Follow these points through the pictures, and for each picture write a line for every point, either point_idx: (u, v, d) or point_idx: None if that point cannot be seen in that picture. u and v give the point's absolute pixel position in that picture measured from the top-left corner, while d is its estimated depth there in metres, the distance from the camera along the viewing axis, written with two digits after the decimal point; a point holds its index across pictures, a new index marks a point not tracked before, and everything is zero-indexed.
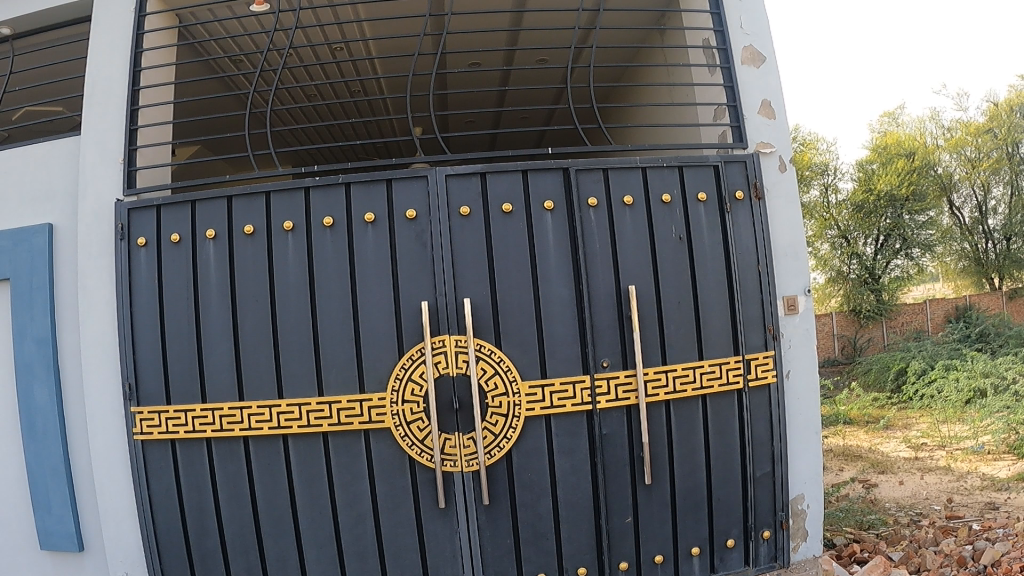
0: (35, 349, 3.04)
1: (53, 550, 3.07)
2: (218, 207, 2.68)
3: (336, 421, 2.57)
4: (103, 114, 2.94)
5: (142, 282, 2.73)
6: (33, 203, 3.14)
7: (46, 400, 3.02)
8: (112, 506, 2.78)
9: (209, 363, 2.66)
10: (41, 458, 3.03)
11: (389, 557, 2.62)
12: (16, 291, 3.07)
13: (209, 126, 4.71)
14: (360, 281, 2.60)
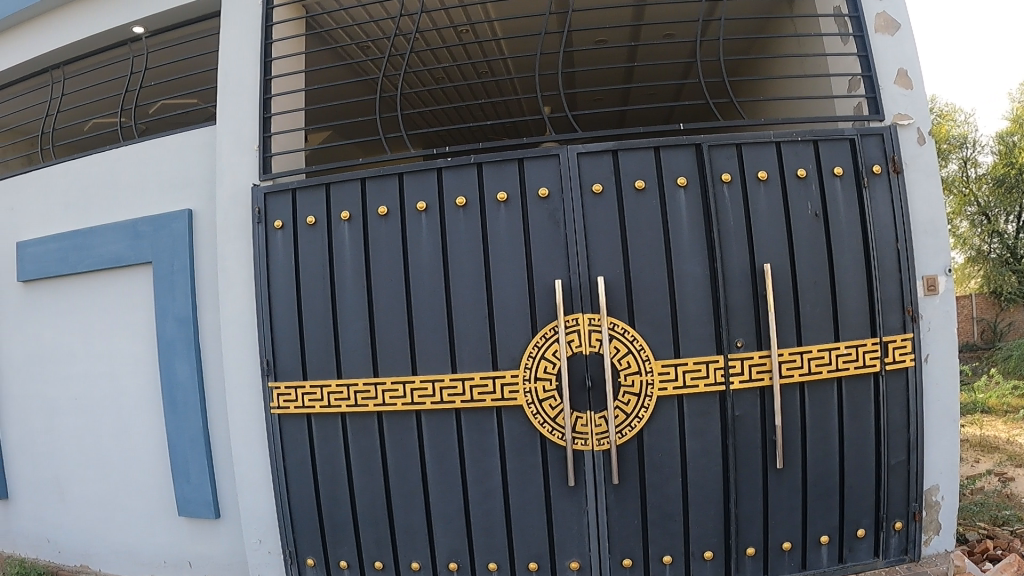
0: (177, 328, 3.18)
1: (191, 516, 3.22)
2: (351, 188, 2.73)
3: (470, 398, 2.59)
4: (238, 102, 3.05)
5: (279, 262, 2.82)
6: (173, 190, 3.28)
7: (188, 375, 3.16)
8: (248, 476, 2.90)
9: (345, 340, 2.72)
10: (182, 429, 3.18)
11: (517, 534, 2.63)
12: (159, 270, 3.23)
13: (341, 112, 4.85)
14: (493, 258, 2.61)
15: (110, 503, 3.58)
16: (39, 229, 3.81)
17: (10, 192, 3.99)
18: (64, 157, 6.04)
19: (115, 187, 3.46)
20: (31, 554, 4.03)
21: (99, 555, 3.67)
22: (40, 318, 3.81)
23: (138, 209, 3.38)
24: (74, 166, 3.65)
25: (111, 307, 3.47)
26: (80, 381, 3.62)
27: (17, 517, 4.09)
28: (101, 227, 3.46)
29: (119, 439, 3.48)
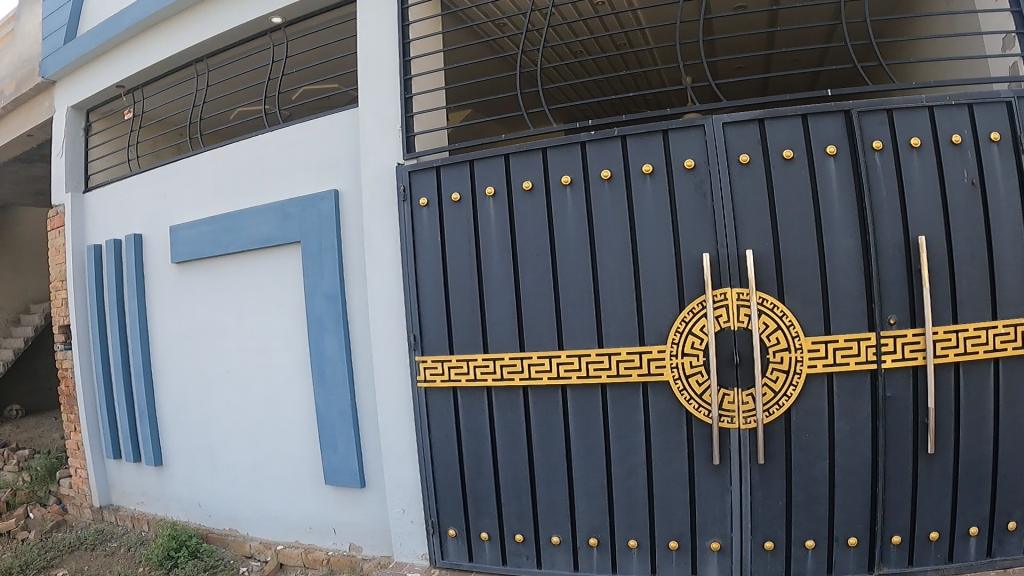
0: (325, 304, 3.32)
1: (337, 485, 3.37)
2: (496, 164, 2.80)
3: (615, 372, 2.61)
4: (379, 85, 3.13)
5: (426, 238, 2.91)
6: (320, 172, 3.40)
7: (336, 349, 3.30)
8: (393, 447, 3.03)
9: (491, 314, 2.79)
10: (330, 401, 3.33)
11: (658, 512, 2.63)
12: (308, 250, 3.37)
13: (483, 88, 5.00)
14: (640, 231, 2.61)
15: (260, 471, 3.77)
16: (192, 211, 4.03)
17: (164, 178, 4.23)
18: (209, 145, 6.36)
19: (263, 171, 3.62)
20: (185, 517, 4.31)
21: (249, 521, 3.89)
22: (195, 297, 4.03)
23: (287, 191, 3.53)
24: (224, 152, 3.83)
25: (262, 285, 3.65)
26: (233, 356, 3.83)
27: (172, 483, 4.37)
28: (251, 209, 3.63)
29: (270, 411, 3.67)
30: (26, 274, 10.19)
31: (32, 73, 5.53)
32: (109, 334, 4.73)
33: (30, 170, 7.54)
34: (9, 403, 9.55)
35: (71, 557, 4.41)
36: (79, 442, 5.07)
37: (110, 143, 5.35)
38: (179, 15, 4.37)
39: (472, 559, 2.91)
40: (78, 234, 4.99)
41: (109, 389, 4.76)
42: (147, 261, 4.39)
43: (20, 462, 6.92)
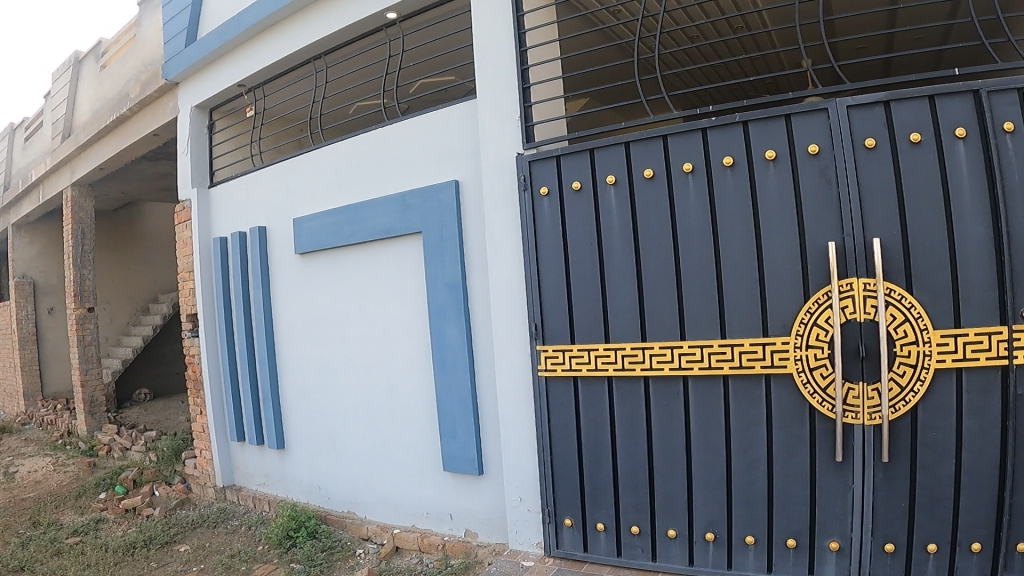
0: (447, 293, 3.38)
1: (455, 471, 3.43)
2: (616, 153, 2.80)
3: (738, 364, 2.56)
4: (497, 76, 3.15)
5: (546, 226, 2.95)
6: (440, 164, 3.46)
7: (458, 337, 3.35)
8: (512, 434, 3.08)
9: (613, 303, 2.81)
10: (451, 389, 3.39)
11: (776, 508, 2.57)
12: (429, 239, 3.44)
13: (600, 75, 5.04)
14: (763, 219, 2.55)
15: (379, 456, 3.88)
16: (314, 204, 4.16)
17: (286, 172, 4.38)
18: (329, 140, 6.55)
19: (384, 163, 3.71)
20: (305, 500, 4.46)
21: (366, 505, 4.00)
22: (318, 286, 4.17)
23: (407, 182, 3.60)
24: (344, 145, 3.93)
25: (384, 274, 3.75)
26: (355, 344, 3.95)
27: (293, 466, 4.54)
28: (372, 200, 3.73)
29: (391, 397, 3.76)
30: (153, 265, 10.72)
31: (156, 75, 5.82)
32: (235, 322, 4.94)
33: (157, 167, 7.93)
34: (137, 387, 10.11)
35: (194, 534, 4.64)
36: (203, 425, 5.31)
37: (234, 139, 5.56)
38: (299, 13, 4.50)
39: (587, 549, 2.92)
40: (204, 228, 5.21)
41: (234, 375, 4.96)
42: (271, 253, 4.55)
43: (148, 442, 7.32)
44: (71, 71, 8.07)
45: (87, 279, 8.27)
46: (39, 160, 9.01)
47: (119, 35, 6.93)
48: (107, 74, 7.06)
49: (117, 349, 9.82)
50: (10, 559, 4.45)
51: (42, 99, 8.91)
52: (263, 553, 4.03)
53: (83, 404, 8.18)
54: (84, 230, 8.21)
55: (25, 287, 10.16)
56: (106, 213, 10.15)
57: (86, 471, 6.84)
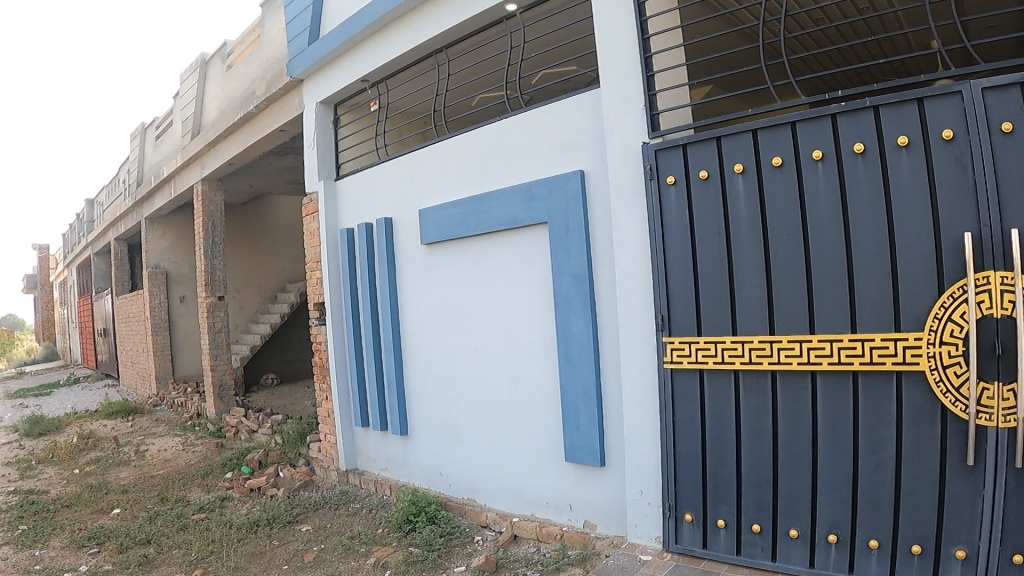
0: (572, 283, 3.39)
1: (577, 462, 3.44)
2: (743, 140, 2.73)
3: (868, 360, 2.46)
4: (621, 65, 3.12)
5: (673, 216, 2.94)
6: (564, 154, 3.46)
7: (583, 328, 3.35)
8: (634, 426, 3.10)
9: (741, 295, 2.76)
10: (575, 380, 3.40)
11: (902, 513, 2.43)
12: (554, 229, 3.45)
13: (720, 62, 4.98)
14: (896, 208, 2.43)
15: (501, 445, 3.92)
16: (438, 195, 4.24)
17: (411, 164, 4.47)
18: (452, 131, 6.67)
19: (507, 154, 3.74)
20: (426, 485, 4.56)
21: (486, 492, 4.06)
22: (444, 275, 4.24)
23: (531, 173, 3.63)
24: (468, 137, 3.99)
25: (509, 265, 3.78)
26: (480, 333, 4.00)
27: (416, 452, 4.64)
28: (496, 191, 3.77)
29: (514, 386, 3.80)
30: (279, 255, 11.16)
31: (282, 73, 6.04)
32: (361, 311, 5.08)
33: (283, 161, 8.25)
34: (265, 372, 10.56)
35: (315, 514, 4.82)
36: (328, 410, 5.48)
37: (360, 133, 5.70)
38: (419, 8, 4.56)
39: (705, 546, 2.86)
40: (331, 220, 5.38)
41: (361, 362, 5.10)
42: (397, 244, 4.66)
43: (274, 425, 7.63)
44: (197, 73, 8.47)
45: (217, 270, 8.70)
46: (171, 157, 9.51)
47: (243, 36, 7.21)
48: (234, 74, 7.37)
49: (246, 336, 10.29)
50: (137, 532, 4.81)
51: (174, 99, 9.38)
52: (383, 536, 4.15)
53: (213, 387, 8.60)
54: (215, 222, 8.61)
55: (158, 277, 10.79)
56: (235, 207, 10.61)
57: (213, 452, 7.18)
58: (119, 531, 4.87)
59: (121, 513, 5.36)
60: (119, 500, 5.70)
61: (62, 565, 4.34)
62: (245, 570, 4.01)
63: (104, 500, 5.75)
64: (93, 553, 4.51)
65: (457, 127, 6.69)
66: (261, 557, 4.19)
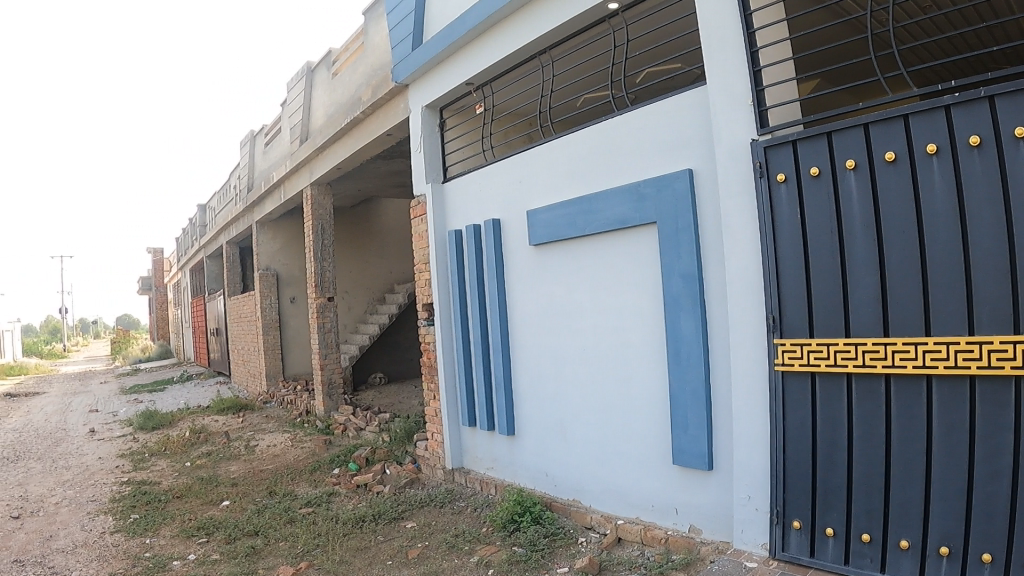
0: (682, 285, 3.35)
1: (684, 466, 3.40)
2: (855, 135, 2.64)
3: (987, 364, 2.33)
4: (728, 61, 3.07)
5: (784, 214, 2.87)
6: (671, 152, 3.43)
7: (693, 330, 3.31)
8: (745, 430, 3.05)
9: (854, 295, 2.67)
10: (683, 381, 3.37)
11: (1019, 527, 2.29)
12: (663, 230, 3.43)
13: (829, 54, 4.85)
14: (1015, 203, 2.29)
15: (608, 446, 3.91)
16: (546, 196, 4.26)
17: (518, 166, 4.50)
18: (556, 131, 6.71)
19: (615, 154, 3.73)
20: (532, 485, 4.58)
21: (592, 494, 4.05)
22: (553, 276, 4.25)
23: (637, 172, 3.61)
24: (575, 137, 4.00)
25: (617, 266, 3.77)
26: (588, 334, 4.00)
27: (522, 452, 4.67)
28: (605, 191, 3.76)
29: (622, 387, 3.78)
30: (387, 257, 11.41)
31: (387, 79, 6.18)
32: (469, 311, 5.14)
33: (390, 165, 8.44)
34: (373, 372, 10.81)
35: (420, 511, 4.91)
36: (435, 409, 5.57)
37: (466, 136, 5.77)
38: (521, 10, 4.59)
39: (813, 555, 2.80)
40: (439, 222, 5.46)
41: (468, 362, 5.17)
42: (505, 245, 4.70)
43: (381, 422, 7.80)
44: (304, 80, 8.74)
45: (327, 271, 8.96)
46: (280, 162, 9.85)
47: (348, 43, 7.41)
48: (340, 81, 7.57)
49: (354, 337, 10.56)
50: (245, 524, 5.01)
51: (282, 106, 9.70)
52: (487, 535, 4.19)
53: (322, 385, 8.86)
54: (324, 225, 8.86)
55: (269, 279, 11.22)
56: (345, 211, 10.96)
57: (322, 448, 7.41)
58: (228, 521, 5.09)
59: (230, 504, 5.59)
60: (229, 493, 5.95)
61: (172, 553, 4.56)
62: (350, 563, 4.12)
63: (213, 492, 6.01)
64: (203, 542, 4.72)
65: (562, 127, 6.70)
66: (365, 552, 4.30)
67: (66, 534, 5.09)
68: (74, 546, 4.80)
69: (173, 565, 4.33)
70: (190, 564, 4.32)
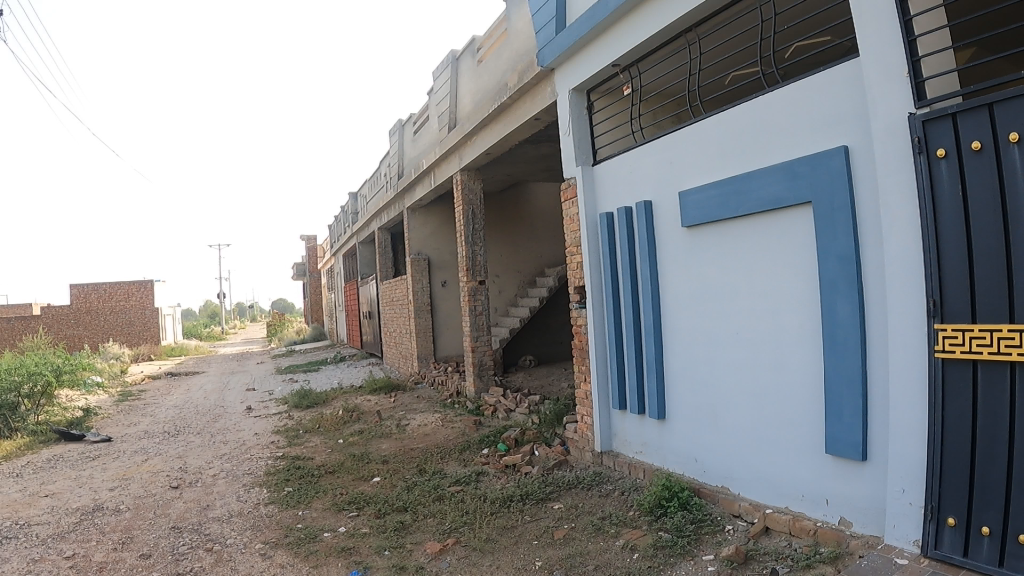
0: (839, 267, 3.26)
1: (837, 455, 3.31)
2: (1019, 106, 2.46)
3: None
4: (880, 32, 2.93)
5: (944, 192, 2.71)
6: (825, 128, 3.32)
7: (849, 314, 3.22)
8: (901, 420, 2.93)
9: (1019, 278, 2.49)
10: (839, 366, 3.28)
11: None
12: (819, 211, 3.34)
13: (998, 18, 4.53)
14: None
15: (759, 433, 3.82)
16: (698, 176, 4.20)
17: (669, 147, 4.47)
18: (704, 110, 6.58)
19: (768, 132, 3.64)
20: (681, 471, 4.55)
21: (741, 482, 3.99)
22: (706, 259, 4.20)
23: (791, 150, 3.52)
24: (725, 116, 3.94)
25: (771, 248, 3.69)
26: (740, 318, 3.94)
27: (672, 437, 4.63)
28: (761, 169, 3.68)
29: (775, 373, 3.70)
30: (536, 241, 11.53)
31: (532, 64, 6.23)
32: (621, 295, 5.15)
33: (537, 149, 8.52)
34: (523, 354, 10.94)
35: (568, 493, 4.96)
36: (586, 392, 5.62)
37: (613, 119, 5.75)
38: None
39: (967, 554, 2.65)
40: (590, 205, 5.47)
41: (621, 345, 5.17)
42: (657, 227, 4.68)
43: (530, 404, 7.89)
44: (450, 69, 8.94)
45: (478, 255, 9.14)
46: (430, 150, 10.12)
47: (492, 31, 7.51)
48: (485, 68, 7.70)
49: (505, 320, 10.72)
50: (395, 499, 5.23)
51: (429, 95, 9.96)
52: (634, 519, 4.22)
53: (472, 366, 9.06)
54: (474, 210, 9.03)
55: (420, 263, 11.59)
56: (493, 195, 11.23)
57: (472, 427, 7.60)
58: (378, 497, 5.32)
59: (380, 481, 5.84)
60: (380, 469, 6.21)
61: (324, 525, 4.82)
62: (496, 542, 4.23)
63: (364, 468, 6.29)
64: (353, 516, 4.96)
65: (711, 105, 6.54)
66: (512, 531, 4.40)
67: (223, 504, 5.47)
68: (229, 515, 5.16)
69: (323, 536, 4.58)
70: (341, 536, 4.56)
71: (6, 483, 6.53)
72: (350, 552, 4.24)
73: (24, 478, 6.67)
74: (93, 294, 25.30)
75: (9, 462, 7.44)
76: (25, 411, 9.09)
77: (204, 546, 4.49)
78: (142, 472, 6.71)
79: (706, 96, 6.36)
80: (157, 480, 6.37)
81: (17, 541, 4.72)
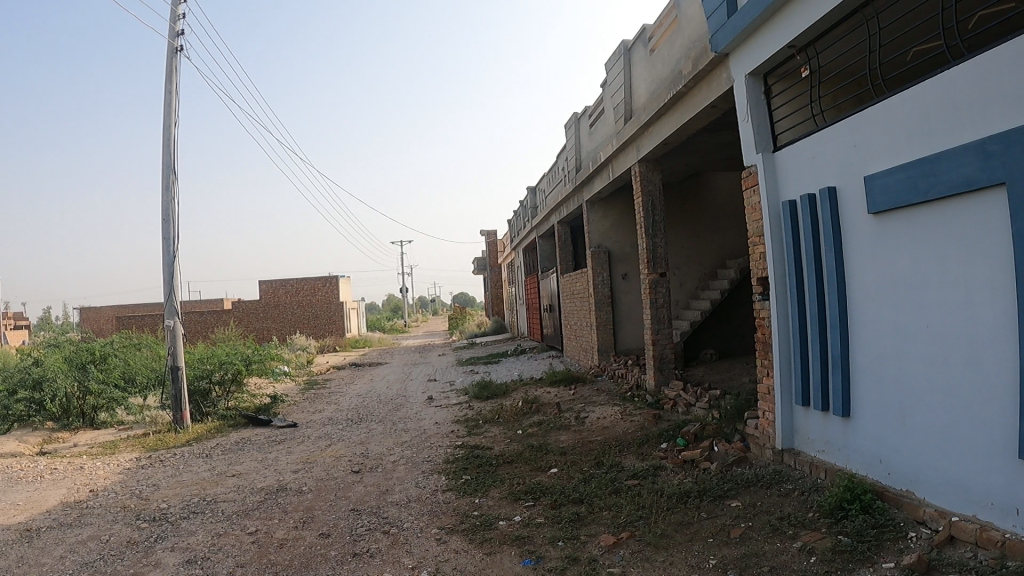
0: None
1: None
2: None
3: None
4: None
5: None
6: (1017, 104, 3.03)
7: None
8: None
9: None
10: None
11: None
12: (1015, 194, 3.06)
13: None
14: None
15: (949, 435, 3.55)
16: (885, 158, 3.94)
17: (854, 129, 4.22)
18: (892, 86, 6.18)
19: (957, 109, 3.36)
20: (865, 472, 4.30)
21: (928, 486, 3.72)
22: (896, 247, 3.93)
23: (980, 128, 3.24)
24: (910, 95, 3.68)
25: (963, 235, 3.41)
26: (931, 311, 3.66)
27: (856, 436, 4.38)
28: (951, 148, 3.40)
29: (966, 370, 3.42)
30: (718, 231, 11.22)
31: (705, 50, 6.05)
32: (805, 286, 4.91)
33: (716, 137, 8.29)
34: (704, 348, 10.70)
35: (746, 491, 4.81)
36: (770, 387, 5.42)
37: (791, 103, 5.52)
38: None
39: None
40: (771, 193, 5.26)
41: (804, 338, 4.94)
42: (843, 214, 4.44)
43: (711, 398, 7.69)
44: (622, 59, 8.86)
45: (658, 247, 9.01)
46: (606, 142, 10.08)
47: (663, 18, 7.38)
48: (658, 57, 7.59)
49: (685, 313, 10.52)
50: (572, 491, 5.27)
51: (602, 87, 9.94)
52: (813, 521, 4.03)
53: (653, 360, 8.96)
54: (654, 202, 8.91)
55: (601, 256, 11.60)
56: (671, 186, 11.05)
57: (651, 421, 7.52)
58: (554, 488, 5.38)
59: (558, 472, 5.90)
60: (558, 461, 6.28)
61: (500, 513, 4.93)
62: (671, 538, 4.18)
63: (543, 459, 6.38)
64: (530, 505, 5.04)
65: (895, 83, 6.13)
66: (687, 527, 4.32)
67: (402, 489, 5.71)
68: (408, 500, 5.39)
69: (499, 524, 4.68)
70: (516, 525, 4.64)
71: (199, 462, 7.17)
72: (524, 541, 4.31)
73: (214, 458, 7.29)
74: (280, 290, 27.26)
75: (202, 443, 8.16)
76: (215, 397, 10.01)
77: (381, 528, 4.71)
78: (325, 456, 7.14)
79: (888, 72, 5.99)
80: (340, 464, 6.75)
81: (206, 516, 5.17)
